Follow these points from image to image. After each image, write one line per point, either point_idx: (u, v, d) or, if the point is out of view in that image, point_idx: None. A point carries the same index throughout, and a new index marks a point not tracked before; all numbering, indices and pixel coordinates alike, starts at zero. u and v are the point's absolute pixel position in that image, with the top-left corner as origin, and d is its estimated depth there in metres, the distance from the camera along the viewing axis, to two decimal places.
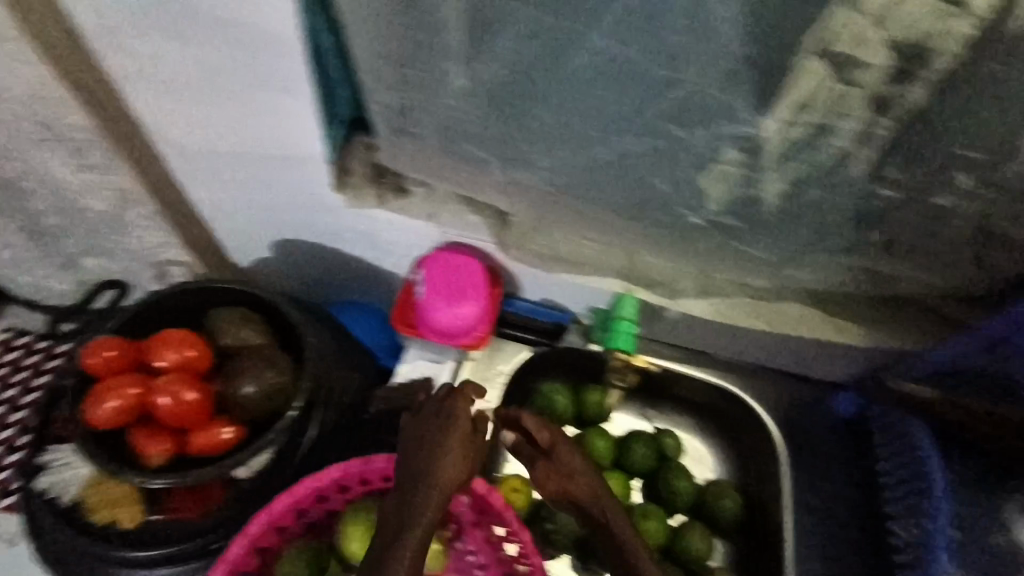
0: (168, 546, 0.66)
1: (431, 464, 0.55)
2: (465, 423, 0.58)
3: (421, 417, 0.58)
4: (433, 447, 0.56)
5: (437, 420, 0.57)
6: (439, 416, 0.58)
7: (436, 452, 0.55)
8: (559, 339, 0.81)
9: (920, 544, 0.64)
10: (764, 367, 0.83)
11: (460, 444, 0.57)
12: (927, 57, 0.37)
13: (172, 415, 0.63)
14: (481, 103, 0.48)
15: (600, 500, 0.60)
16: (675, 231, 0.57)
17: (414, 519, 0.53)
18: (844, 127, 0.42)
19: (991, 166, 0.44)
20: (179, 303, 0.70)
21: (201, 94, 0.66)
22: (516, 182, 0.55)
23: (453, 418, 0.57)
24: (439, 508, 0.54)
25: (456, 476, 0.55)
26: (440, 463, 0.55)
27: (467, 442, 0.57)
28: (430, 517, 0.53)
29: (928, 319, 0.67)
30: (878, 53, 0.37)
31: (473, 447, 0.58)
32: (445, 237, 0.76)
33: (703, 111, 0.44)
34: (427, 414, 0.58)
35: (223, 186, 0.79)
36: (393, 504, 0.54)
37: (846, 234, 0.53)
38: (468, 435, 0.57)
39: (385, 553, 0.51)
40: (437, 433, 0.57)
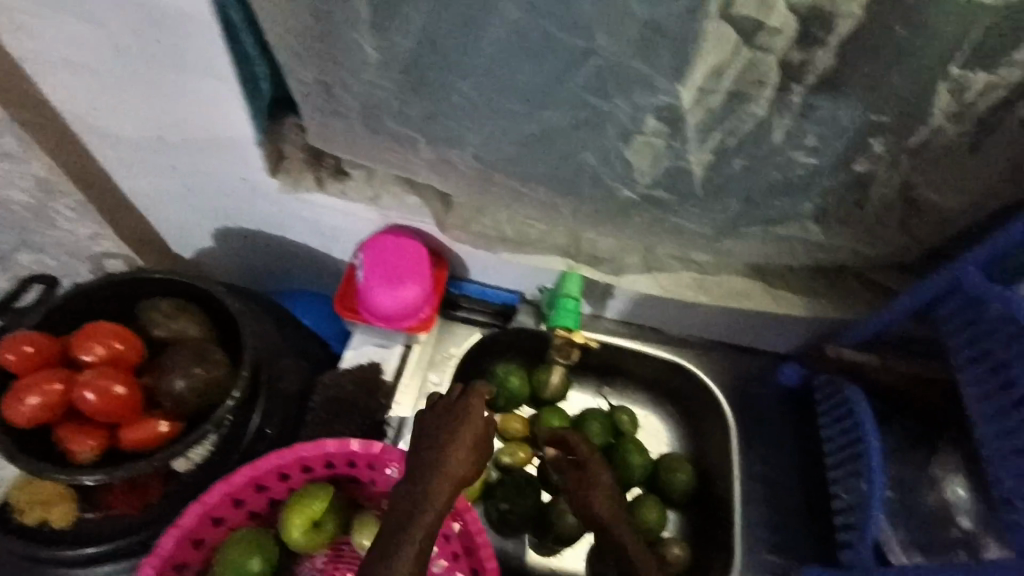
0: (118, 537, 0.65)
1: (444, 458, 0.55)
2: (479, 421, 0.58)
3: (436, 412, 0.59)
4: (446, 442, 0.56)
5: (453, 414, 0.58)
6: (454, 411, 0.58)
7: (447, 444, 0.56)
8: (510, 321, 0.81)
9: (858, 504, 0.64)
10: (713, 340, 0.83)
11: (472, 440, 0.57)
12: (825, 19, 0.39)
13: (99, 409, 0.61)
14: (398, 77, 0.46)
15: (615, 518, 0.67)
16: (609, 204, 0.56)
17: (424, 510, 0.53)
18: (757, 95, 0.43)
19: (904, 130, 0.46)
20: (107, 294, 0.67)
21: (114, 79, 0.61)
22: (446, 161, 0.54)
23: (466, 412, 0.58)
24: (446, 503, 0.54)
25: (465, 471, 0.56)
26: (453, 456, 0.56)
27: (479, 438, 0.57)
28: (436, 508, 0.53)
29: (858, 286, 0.69)
30: (782, 15, 0.38)
31: (483, 445, 0.58)
32: (384, 218, 0.71)
33: (624, 84, 0.43)
34: (443, 409, 0.59)
35: (154, 174, 0.76)
36: (400, 494, 0.54)
37: (776, 205, 0.54)
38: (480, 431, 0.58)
39: (390, 541, 0.51)
40: (454, 427, 0.57)
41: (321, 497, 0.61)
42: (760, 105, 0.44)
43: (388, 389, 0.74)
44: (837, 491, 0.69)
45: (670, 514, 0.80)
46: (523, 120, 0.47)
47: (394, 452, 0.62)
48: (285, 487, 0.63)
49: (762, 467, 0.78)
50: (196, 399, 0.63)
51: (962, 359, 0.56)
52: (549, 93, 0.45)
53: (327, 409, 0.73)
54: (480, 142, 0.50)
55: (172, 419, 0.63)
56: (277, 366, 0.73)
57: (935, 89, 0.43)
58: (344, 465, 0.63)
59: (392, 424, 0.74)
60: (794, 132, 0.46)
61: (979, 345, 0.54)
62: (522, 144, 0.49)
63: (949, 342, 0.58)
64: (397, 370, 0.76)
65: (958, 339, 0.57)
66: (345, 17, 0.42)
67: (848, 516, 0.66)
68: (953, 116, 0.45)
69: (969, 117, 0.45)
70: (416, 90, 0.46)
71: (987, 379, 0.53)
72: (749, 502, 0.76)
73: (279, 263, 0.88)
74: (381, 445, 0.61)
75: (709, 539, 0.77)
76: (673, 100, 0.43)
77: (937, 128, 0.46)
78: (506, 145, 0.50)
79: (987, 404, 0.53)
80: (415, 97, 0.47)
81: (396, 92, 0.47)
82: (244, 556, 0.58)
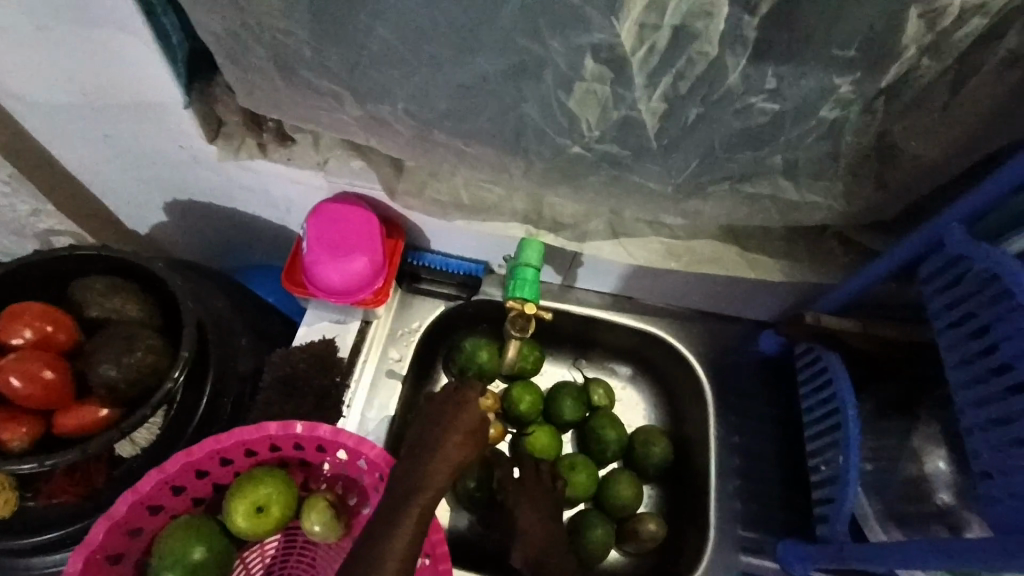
0: (69, 524, 0.62)
1: (440, 445, 0.58)
2: (474, 412, 0.61)
3: (434, 409, 0.62)
4: (441, 434, 0.59)
5: (450, 408, 0.61)
6: (450, 407, 0.61)
7: (442, 434, 0.59)
8: (476, 293, 0.76)
9: (836, 477, 0.61)
10: (692, 309, 0.78)
11: (468, 430, 0.60)
12: None
13: (26, 395, 0.57)
14: (306, 18, 0.42)
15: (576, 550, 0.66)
16: (561, 163, 0.52)
17: (425, 488, 0.54)
18: (700, 27, 0.39)
19: (876, 70, 0.42)
20: (36, 274, 0.63)
21: (18, 37, 0.51)
22: (377, 119, 0.50)
23: (465, 406, 0.61)
24: (443, 484, 0.55)
25: (462, 458, 0.58)
26: (450, 441, 0.59)
27: (474, 431, 0.60)
28: (433, 488, 0.54)
29: (839, 248, 0.64)
30: None
31: (480, 434, 0.61)
32: (331, 185, 0.65)
33: (556, 20, 0.39)
34: (440, 406, 0.62)
35: (85, 145, 0.66)
36: (398, 475, 0.56)
37: (740, 159, 0.49)
38: (475, 424, 0.61)
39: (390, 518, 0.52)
40: (449, 419, 0.60)
41: (266, 483, 0.57)
42: (709, 41, 0.40)
43: (344, 367, 0.70)
44: (816, 464, 0.66)
45: (646, 488, 0.77)
46: (454, 66, 0.43)
47: (344, 434, 0.58)
48: (229, 471, 0.60)
49: (739, 438, 0.74)
50: (132, 384, 0.59)
51: (942, 323, 0.52)
52: (473, 32, 0.41)
53: (276, 390, 0.67)
54: (408, 96, 0.46)
55: (110, 402, 0.59)
56: (231, 342, 0.69)
57: (905, 19, 0.38)
58: (291, 448, 0.61)
59: (350, 403, 0.70)
60: (751, 74, 0.42)
61: (961, 307, 0.50)
62: (455, 96, 0.46)
63: (927, 305, 0.54)
64: (354, 347, 0.72)
65: (937, 302, 0.53)
66: None
67: (827, 490, 0.62)
68: (928, 48, 0.41)
69: (946, 51, 0.41)
70: (329, 34, 0.42)
71: (967, 344, 0.49)
72: (725, 475, 0.72)
73: (233, 239, 0.81)
74: (330, 428, 0.58)
75: (684, 514, 0.74)
76: (610, 38, 0.39)
77: (909, 64, 0.42)
78: (438, 98, 0.46)
79: (965, 370, 0.49)
80: (331, 46, 0.43)
81: (307, 38, 0.43)
82: (189, 544, 0.56)
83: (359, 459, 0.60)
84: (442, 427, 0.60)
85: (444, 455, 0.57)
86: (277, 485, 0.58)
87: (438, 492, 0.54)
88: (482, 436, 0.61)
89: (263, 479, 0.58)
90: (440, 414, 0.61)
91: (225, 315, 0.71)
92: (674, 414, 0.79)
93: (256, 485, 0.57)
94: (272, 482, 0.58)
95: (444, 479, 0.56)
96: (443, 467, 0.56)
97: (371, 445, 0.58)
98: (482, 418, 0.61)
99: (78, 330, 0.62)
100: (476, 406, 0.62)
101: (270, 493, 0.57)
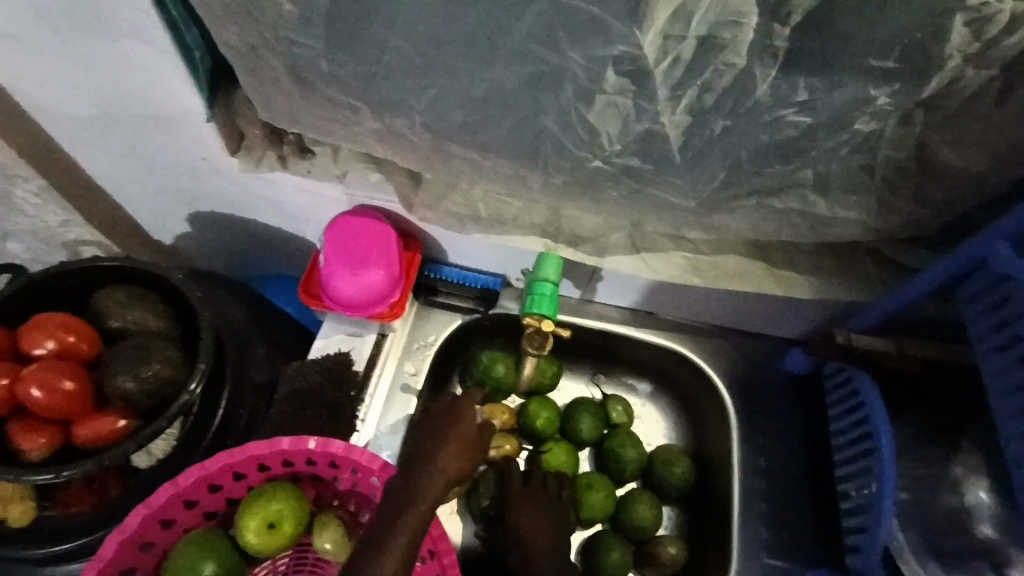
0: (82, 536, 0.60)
1: (435, 457, 0.57)
2: (470, 423, 0.61)
3: (430, 421, 0.61)
4: (437, 446, 0.58)
5: (445, 419, 0.61)
6: (446, 418, 0.61)
7: (437, 446, 0.58)
8: (493, 306, 0.75)
9: (868, 506, 0.58)
10: (717, 325, 0.76)
11: (465, 441, 0.59)
12: None
13: (45, 405, 0.57)
14: (321, 30, 0.41)
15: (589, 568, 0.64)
16: (581, 176, 0.50)
17: (417, 501, 0.53)
18: (726, 38, 0.37)
19: (916, 80, 0.39)
20: (60, 284, 0.64)
21: (44, 48, 0.51)
22: (394, 131, 0.50)
23: (460, 417, 0.61)
24: (437, 498, 0.54)
25: (457, 470, 0.57)
26: (445, 452, 0.58)
27: (469, 444, 0.59)
28: (426, 501, 0.53)
29: (872, 263, 0.61)
30: None
31: (477, 446, 0.60)
32: (350, 197, 0.65)
33: (576, 30, 0.37)
34: (436, 418, 0.61)
35: (107, 155, 0.66)
36: (395, 487, 0.54)
37: (768, 173, 0.47)
38: (470, 437, 0.60)
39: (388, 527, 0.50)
40: (445, 430, 0.60)
41: (276, 500, 0.56)
42: (737, 52, 0.38)
43: (359, 380, 0.69)
44: (846, 490, 0.62)
45: (667, 510, 0.74)
46: (472, 79, 0.42)
47: (356, 451, 0.57)
48: (241, 486, 0.60)
49: (764, 461, 0.71)
50: (148, 395, 0.59)
51: (987, 347, 0.49)
52: (491, 43, 0.40)
53: (291, 403, 0.66)
54: (425, 108, 0.46)
55: (127, 413, 0.60)
56: (246, 354, 0.69)
57: (949, 26, 0.36)
58: (304, 463, 0.60)
59: (364, 417, 0.69)
60: (781, 85, 0.40)
61: (1008, 331, 0.47)
62: (473, 107, 0.45)
63: (970, 327, 0.51)
64: (370, 360, 0.70)
65: (981, 324, 0.50)
66: None
67: (859, 518, 0.59)
68: (972, 57, 0.38)
69: (992, 59, 0.38)
70: (345, 46, 0.42)
71: (1015, 370, 0.46)
72: (750, 499, 0.69)
73: (249, 250, 0.81)
74: (343, 444, 0.57)
75: (706, 539, 0.71)
76: (632, 49, 0.38)
77: (953, 73, 0.39)
78: (455, 109, 0.45)
79: (1013, 398, 0.46)
80: (347, 58, 0.43)
81: (322, 50, 0.43)
82: (198, 559, 0.55)
83: (370, 476, 0.59)
84: (438, 439, 0.59)
85: (438, 469, 0.56)
86: (288, 502, 0.57)
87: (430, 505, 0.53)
88: (480, 448, 0.60)
89: (275, 495, 0.57)
90: (436, 426, 0.60)
91: (243, 331, 0.71)
92: (696, 433, 0.76)
93: (268, 501, 0.56)
94: (283, 498, 0.57)
95: (438, 492, 0.54)
96: (438, 480, 0.55)
97: (382, 461, 0.57)
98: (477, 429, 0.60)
99: (98, 341, 0.63)
100: (471, 416, 0.61)
101: (281, 509, 0.56)
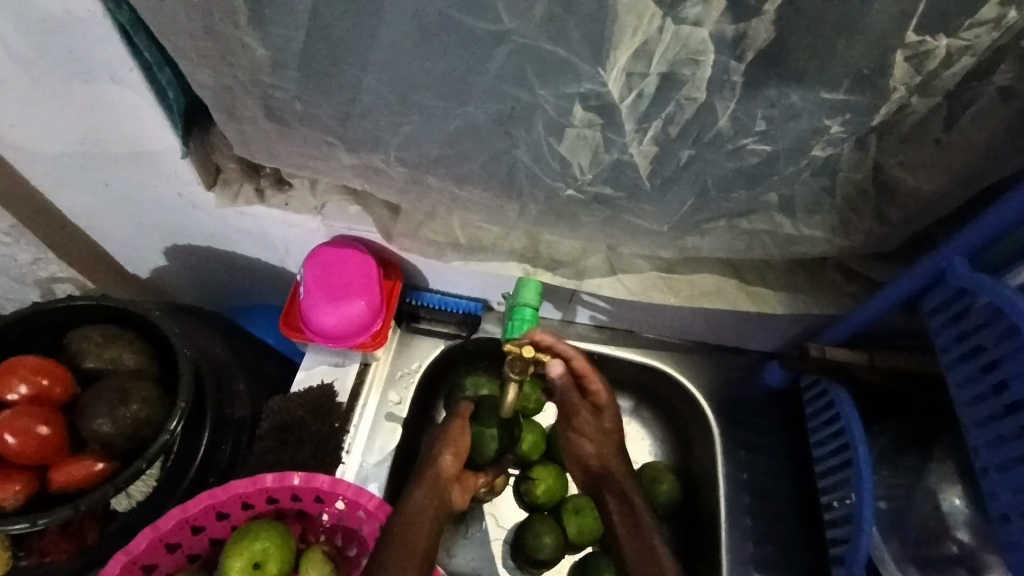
0: None
1: (428, 465, 0.60)
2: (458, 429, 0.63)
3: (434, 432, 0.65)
4: (433, 454, 0.62)
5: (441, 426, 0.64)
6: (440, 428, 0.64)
7: (430, 455, 0.62)
8: (476, 331, 0.75)
9: (850, 516, 0.59)
10: (698, 342, 0.77)
11: (456, 443, 0.62)
12: None
13: (20, 451, 0.56)
14: (295, 74, 0.42)
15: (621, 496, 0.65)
16: (556, 204, 0.52)
17: (407, 508, 0.56)
18: (687, 74, 0.39)
19: (867, 109, 0.42)
20: (34, 326, 0.63)
21: (17, 91, 0.51)
22: (370, 167, 0.51)
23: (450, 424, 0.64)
24: (428, 501, 0.57)
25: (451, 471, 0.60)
26: (436, 458, 0.61)
27: (458, 442, 0.62)
28: (413, 505, 0.56)
29: (841, 278, 0.63)
30: None
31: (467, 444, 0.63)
32: (328, 229, 0.65)
33: (544, 69, 0.39)
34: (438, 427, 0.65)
35: (84, 193, 0.66)
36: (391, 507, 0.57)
37: (735, 197, 0.49)
38: (461, 438, 0.63)
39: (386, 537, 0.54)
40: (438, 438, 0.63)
41: (262, 538, 0.56)
42: (698, 86, 0.40)
43: (343, 412, 0.68)
44: (828, 501, 0.63)
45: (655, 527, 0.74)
46: (446, 116, 0.44)
47: (341, 485, 0.57)
48: (225, 526, 0.59)
49: (748, 476, 0.72)
50: (128, 436, 0.58)
51: (951, 357, 0.51)
52: (463, 83, 0.41)
53: (273, 437, 0.65)
54: (401, 145, 0.47)
55: (106, 455, 0.58)
56: (227, 388, 0.68)
57: (891, 61, 0.38)
58: (289, 500, 0.59)
59: (349, 449, 0.68)
60: (741, 116, 0.42)
61: (970, 340, 0.49)
62: (447, 143, 0.46)
63: (935, 338, 0.53)
64: (354, 390, 0.70)
65: (945, 335, 0.52)
66: (221, 11, 0.39)
67: (843, 529, 0.59)
68: (917, 87, 0.41)
69: (936, 89, 0.41)
70: (320, 89, 0.43)
71: (979, 380, 0.48)
72: (737, 515, 0.70)
73: (229, 283, 0.81)
74: (328, 479, 0.57)
75: (695, 556, 0.71)
76: (598, 87, 0.39)
77: (900, 102, 0.42)
78: (430, 145, 0.46)
79: (978, 407, 0.48)
80: (322, 100, 0.44)
81: (297, 92, 0.44)
82: None
83: (357, 509, 0.59)
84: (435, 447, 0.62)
85: (429, 473, 0.59)
86: (272, 541, 0.56)
87: (422, 507, 0.56)
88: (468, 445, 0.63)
89: (259, 534, 0.56)
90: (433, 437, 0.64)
91: (222, 361, 0.70)
92: (681, 450, 0.77)
93: (253, 540, 0.56)
94: (268, 537, 0.56)
95: (424, 496, 0.57)
96: (428, 486, 0.58)
97: (367, 493, 0.57)
98: (462, 430, 0.63)
99: (74, 383, 0.62)
100: (460, 421, 0.64)
101: (266, 548, 0.56)
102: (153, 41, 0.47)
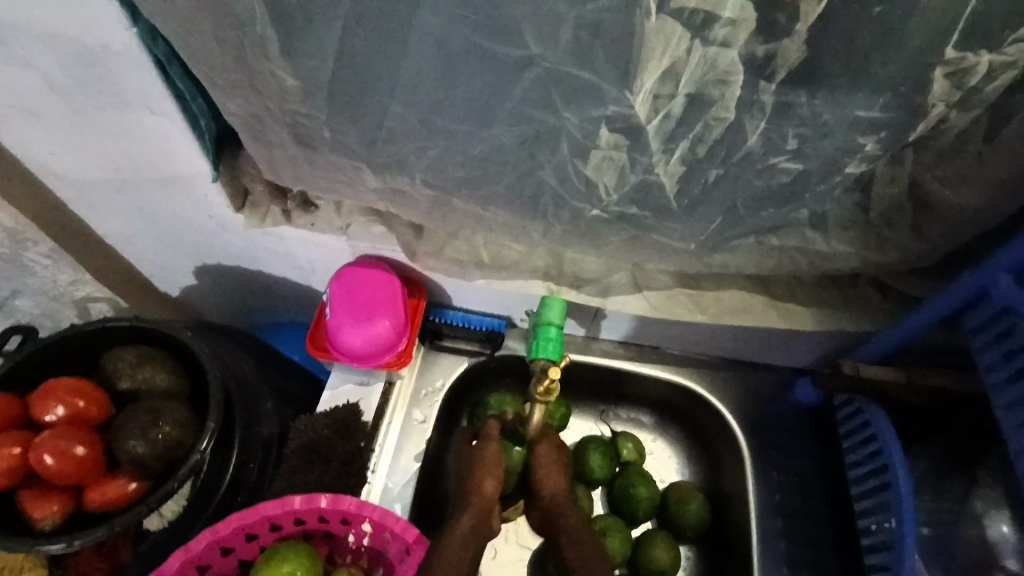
0: None
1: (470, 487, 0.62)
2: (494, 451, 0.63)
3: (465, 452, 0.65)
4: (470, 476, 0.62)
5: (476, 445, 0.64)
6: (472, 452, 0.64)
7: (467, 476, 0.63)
8: (500, 348, 0.74)
9: (891, 541, 0.56)
10: (725, 358, 0.76)
11: (491, 466, 0.62)
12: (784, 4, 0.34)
13: (58, 472, 0.57)
14: (325, 102, 0.43)
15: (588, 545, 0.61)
16: (582, 224, 0.51)
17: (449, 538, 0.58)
18: (716, 95, 0.39)
19: (901, 125, 0.41)
20: (73, 347, 0.64)
21: (59, 120, 0.53)
22: (396, 190, 0.51)
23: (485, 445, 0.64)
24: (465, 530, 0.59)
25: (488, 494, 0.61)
26: (475, 480, 0.62)
27: (494, 466, 0.62)
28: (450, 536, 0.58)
29: (875, 294, 0.62)
30: (729, 4, 0.33)
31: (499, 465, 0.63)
32: (354, 249, 0.65)
33: (570, 93, 0.39)
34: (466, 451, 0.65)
35: (120, 216, 0.68)
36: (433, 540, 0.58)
37: (764, 215, 0.49)
38: (496, 460, 0.63)
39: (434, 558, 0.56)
40: (472, 460, 0.63)
41: (290, 559, 0.56)
42: (726, 107, 0.39)
43: (368, 431, 0.68)
44: (867, 524, 0.61)
45: (684, 548, 0.73)
46: (472, 140, 0.44)
47: (368, 506, 0.57)
48: (253, 546, 0.59)
49: (781, 497, 0.70)
50: (160, 456, 0.59)
51: (996, 379, 0.49)
52: (489, 108, 0.41)
53: (299, 457, 0.65)
54: (426, 168, 0.47)
55: (139, 475, 0.59)
56: (255, 407, 0.68)
57: (929, 76, 0.38)
58: (315, 521, 0.59)
59: (375, 468, 0.68)
60: (772, 136, 0.41)
61: (1018, 361, 0.47)
62: (473, 165, 0.46)
63: (978, 358, 0.51)
64: (378, 409, 0.70)
65: (988, 355, 0.50)
66: (253, 44, 0.39)
67: (883, 555, 0.57)
68: (956, 103, 0.40)
69: (977, 103, 0.40)
70: (349, 116, 0.44)
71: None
72: (771, 537, 0.67)
73: (256, 301, 0.82)
74: (355, 500, 0.57)
75: None
76: (624, 109, 0.39)
77: (938, 118, 0.41)
78: (456, 168, 0.47)
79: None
80: (351, 126, 0.45)
81: (326, 119, 0.44)
82: None
83: (383, 531, 0.59)
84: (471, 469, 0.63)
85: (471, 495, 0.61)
86: (300, 559, 0.56)
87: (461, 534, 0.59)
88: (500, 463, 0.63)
89: (287, 553, 0.56)
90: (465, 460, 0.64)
91: (251, 379, 0.70)
92: (711, 469, 0.75)
93: (280, 562, 0.56)
94: (296, 556, 0.56)
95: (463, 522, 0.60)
96: (470, 512, 0.60)
97: (393, 515, 0.57)
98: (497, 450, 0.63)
99: (108, 404, 0.62)
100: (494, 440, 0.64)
101: (294, 570, 0.56)
102: (186, 71, 0.48)
